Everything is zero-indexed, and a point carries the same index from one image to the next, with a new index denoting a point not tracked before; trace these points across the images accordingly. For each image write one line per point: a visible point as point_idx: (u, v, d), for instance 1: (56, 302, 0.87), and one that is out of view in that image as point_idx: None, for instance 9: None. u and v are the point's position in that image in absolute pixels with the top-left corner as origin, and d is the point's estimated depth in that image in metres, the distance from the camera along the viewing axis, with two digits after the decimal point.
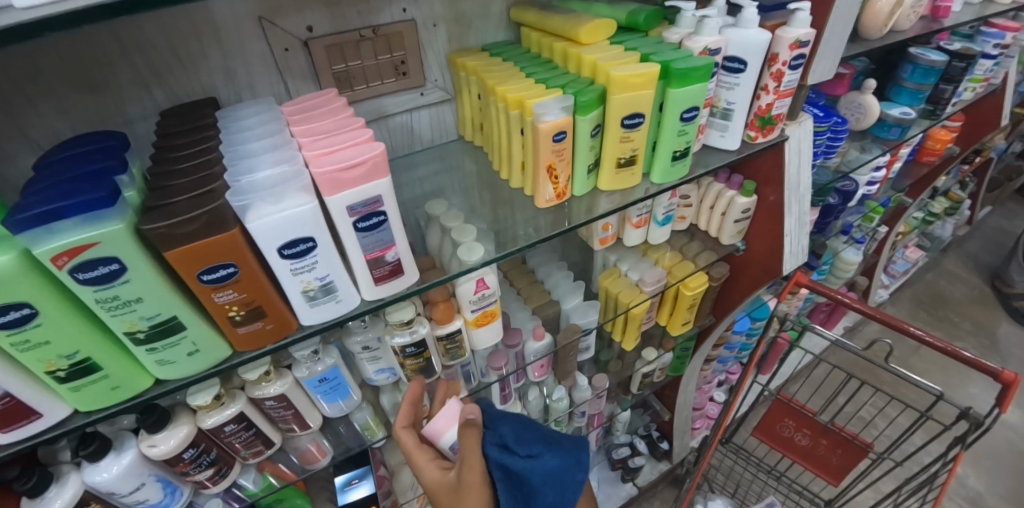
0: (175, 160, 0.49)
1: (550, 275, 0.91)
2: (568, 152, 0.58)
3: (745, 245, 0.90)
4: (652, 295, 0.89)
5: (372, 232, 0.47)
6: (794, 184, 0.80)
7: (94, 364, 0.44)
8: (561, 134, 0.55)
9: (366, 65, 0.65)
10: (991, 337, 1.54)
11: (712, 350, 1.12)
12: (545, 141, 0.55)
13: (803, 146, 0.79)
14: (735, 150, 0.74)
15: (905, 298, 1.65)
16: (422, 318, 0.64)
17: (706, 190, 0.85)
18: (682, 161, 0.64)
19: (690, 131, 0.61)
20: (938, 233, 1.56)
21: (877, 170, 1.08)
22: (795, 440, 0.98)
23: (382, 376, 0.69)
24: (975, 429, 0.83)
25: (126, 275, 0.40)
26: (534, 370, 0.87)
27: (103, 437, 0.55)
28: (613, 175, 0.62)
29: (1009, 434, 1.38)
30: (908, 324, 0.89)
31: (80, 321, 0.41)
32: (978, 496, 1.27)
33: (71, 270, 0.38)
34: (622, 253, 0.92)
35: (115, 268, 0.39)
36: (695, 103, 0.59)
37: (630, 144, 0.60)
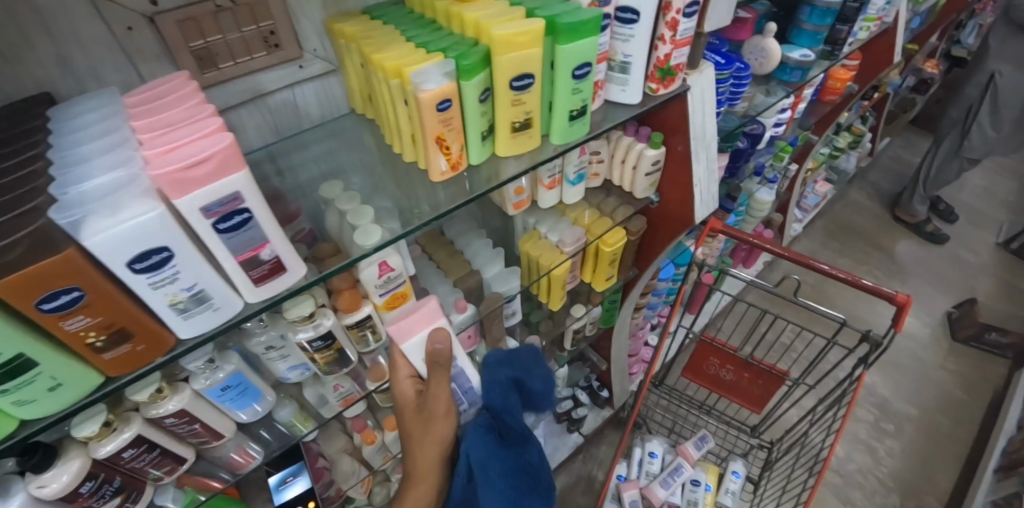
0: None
1: (469, 244, 0.91)
2: (457, 121, 0.55)
3: (659, 196, 0.92)
4: (571, 255, 0.90)
5: (238, 232, 0.43)
6: (699, 132, 0.81)
7: None
8: (445, 102, 0.52)
9: (230, 39, 0.58)
10: (891, 258, 1.69)
11: (641, 297, 1.16)
12: (428, 111, 0.51)
13: (705, 96, 0.80)
14: (638, 103, 0.73)
15: (818, 230, 1.77)
16: (326, 310, 0.61)
17: (616, 144, 0.86)
18: (581, 121, 0.62)
19: (585, 88, 0.59)
20: (844, 166, 1.66)
21: (783, 111, 1.14)
22: (721, 376, 1.05)
23: (295, 373, 0.67)
24: (874, 350, 0.90)
25: None
26: (462, 342, 0.88)
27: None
28: (510, 140, 0.60)
29: (911, 343, 1.53)
30: (815, 260, 0.95)
31: None
32: (885, 401, 1.43)
33: None
34: (540, 215, 0.92)
35: None
36: (586, 59, 0.56)
37: (523, 108, 0.57)
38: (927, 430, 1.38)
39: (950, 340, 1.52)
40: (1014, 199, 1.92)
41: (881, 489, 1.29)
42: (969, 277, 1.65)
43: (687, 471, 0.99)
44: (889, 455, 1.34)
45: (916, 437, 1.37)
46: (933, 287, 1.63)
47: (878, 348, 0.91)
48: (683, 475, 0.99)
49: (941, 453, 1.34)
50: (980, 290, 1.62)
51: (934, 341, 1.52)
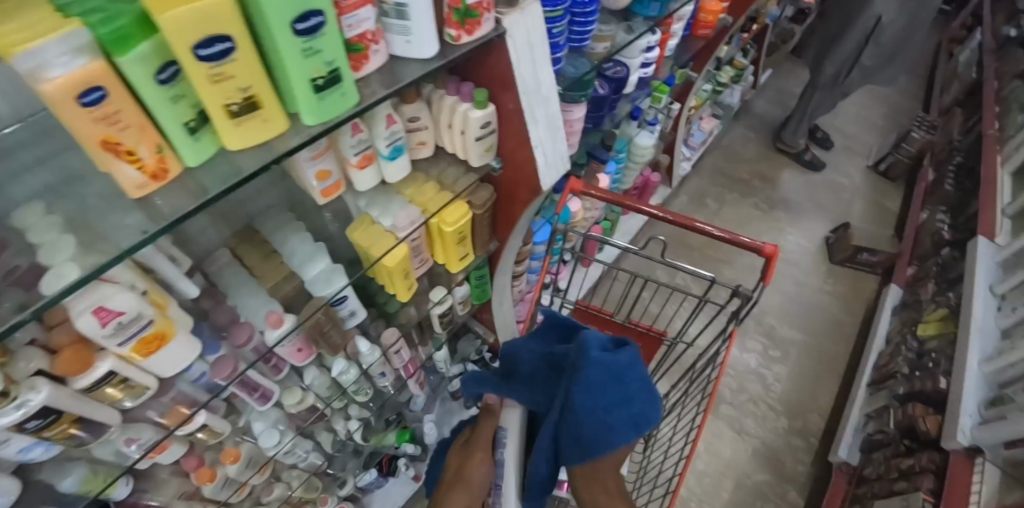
0: None
1: (286, 240, 0.77)
2: (130, 114, 0.39)
3: (501, 162, 0.79)
4: (407, 238, 0.80)
5: None
6: (530, 85, 0.69)
7: None
8: (93, 91, 0.36)
9: None
10: (775, 188, 1.73)
11: (516, 265, 1.10)
12: (66, 108, 0.35)
13: (535, 39, 0.66)
14: (436, 56, 0.59)
15: (707, 167, 1.76)
16: (35, 379, 0.47)
17: (439, 105, 0.72)
18: (336, 91, 0.49)
19: (324, 48, 0.45)
20: (728, 101, 1.63)
21: (648, 51, 1.05)
22: (601, 342, 1.00)
23: (37, 452, 0.52)
24: (743, 304, 0.88)
25: None
26: (291, 356, 0.79)
27: None
28: (234, 127, 0.46)
29: (794, 270, 1.58)
30: (700, 222, 0.89)
31: None
32: (773, 329, 1.48)
33: None
34: (371, 196, 0.79)
35: None
36: (310, 7, 0.41)
37: (234, 83, 0.42)
38: (810, 351, 1.45)
39: (829, 264, 1.59)
40: (881, 122, 2.03)
41: (771, 414, 1.35)
42: (843, 201, 1.73)
43: None
44: (777, 380, 1.40)
45: (801, 359, 1.44)
46: (813, 214, 1.69)
47: (749, 302, 0.88)
48: None
49: (822, 371, 1.42)
50: (853, 213, 1.70)
51: (815, 266, 1.59)
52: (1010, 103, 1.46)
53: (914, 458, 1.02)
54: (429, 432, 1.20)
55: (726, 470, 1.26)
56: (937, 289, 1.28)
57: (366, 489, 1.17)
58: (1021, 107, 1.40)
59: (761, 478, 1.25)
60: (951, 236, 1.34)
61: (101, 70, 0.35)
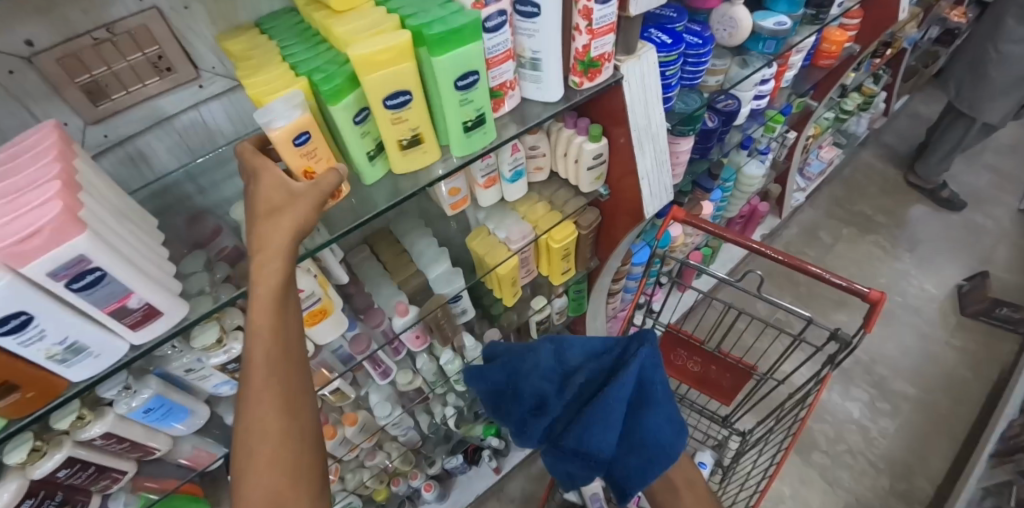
0: None
1: (415, 243, 0.89)
2: (321, 153, 0.52)
3: (608, 189, 0.87)
4: (519, 250, 0.88)
5: (96, 288, 0.44)
6: (642, 124, 0.76)
7: None
8: (302, 135, 0.49)
9: (117, 68, 0.58)
10: (905, 227, 1.59)
11: (613, 283, 1.16)
12: (284, 147, 0.48)
13: (649, 83, 0.74)
14: (561, 99, 0.68)
15: (824, 197, 1.66)
16: (239, 333, 0.62)
17: (557, 137, 0.80)
18: (480, 131, 0.59)
19: (477, 99, 0.55)
20: (853, 129, 1.54)
21: (763, 83, 1.05)
22: (689, 367, 1.03)
23: (226, 388, 0.68)
24: (842, 350, 0.85)
25: None
26: (410, 341, 0.89)
27: None
28: (403, 158, 0.57)
29: (916, 318, 1.44)
30: (808, 263, 0.88)
31: None
32: (883, 379, 1.38)
33: None
34: (489, 210, 0.89)
35: None
36: (471, 67, 0.52)
37: (407, 124, 0.54)
38: (925, 409, 1.33)
39: (958, 315, 1.43)
40: None
41: (871, 470, 1.28)
42: (984, 246, 1.53)
43: None
44: (882, 435, 1.32)
45: (912, 417, 1.33)
46: (946, 258, 1.52)
47: (847, 348, 0.85)
48: None
49: (935, 434, 1.30)
50: (995, 261, 1.50)
51: (942, 316, 1.44)
52: None
53: None
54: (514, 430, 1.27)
55: None
56: None
57: (451, 472, 1.27)
58: None
59: None
60: None
61: (305, 120, 0.49)
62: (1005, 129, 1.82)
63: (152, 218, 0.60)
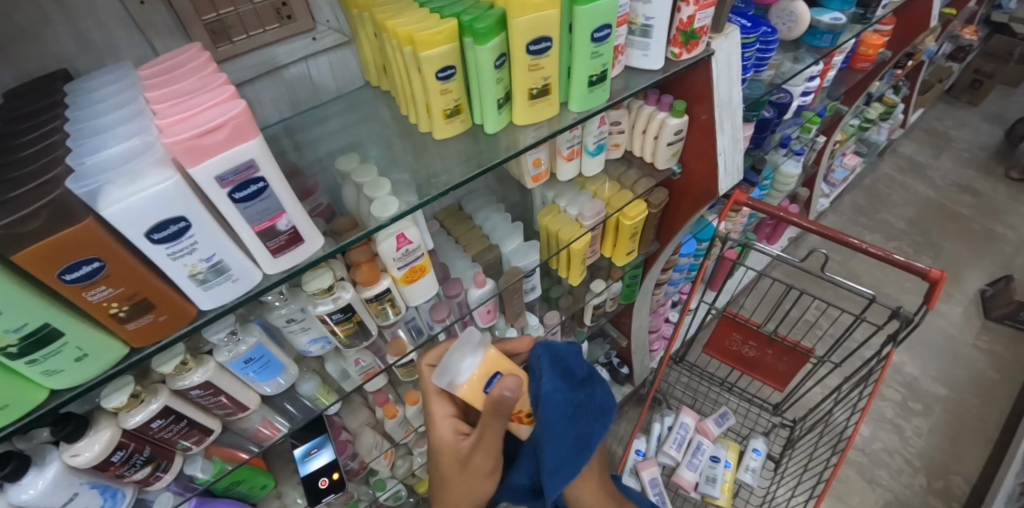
0: (9, 165, 0.39)
1: (487, 218, 0.89)
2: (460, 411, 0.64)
3: (681, 167, 0.89)
4: (591, 228, 0.88)
5: (254, 202, 0.43)
6: (724, 101, 0.78)
7: (53, 330, 0.40)
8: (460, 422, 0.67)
9: (242, 11, 0.58)
10: (927, 235, 1.65)
11: (661, 273, 1.16)
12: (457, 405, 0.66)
13: (732, 61, 0.77)
14: (660, 69, 0.70)
15: (845, 206, 1.73)
16: (345, 283, 0.62)
17: (637, 113, 0.82)
18: (601, 87, 0.60)
19: (605, 52, 0.57)
20: (874, 138, 1.62)
21: (811, 80, 1.09)
22: (743, 352, 1.03)
23: (317, 346, 0.67)
24: (905, 327, 0.87)
25: (111, 271, 0.39)
26: (482, 317, 0.87)
27: (80, 418, 0.53)
28: (527, 108, 0.58)
29: (941, 322, 1.50)
30: (847, 234, 0.91)
31: (25, 297, 0.37)
32: (913, 380, 1.42)
33: (56, 272, 0.37)
34: (560, 189, 0.89)
35: (99, 265, 0.38)
36: (606, 20, 0.54)
37: (541, 73, 0.55)
38: (956, 409, 1.36)
39: (983, 319, 1.49)
40: None
41: (907, 468, 1.29)
42: (1004, 253, 1.59)
43: (708, 449, 0.99)
44: (916, 434, 1.34)
45: (944, 417, 1.36)
46: (967, 264, 1.58)
47: (909, 324, 0.87)
48: (704, 452, 0.99)
49: (968, 434, 1.32)
50: (1015, 268, 1.56)
51: (967, 320, 1.49)
52: None
53: None
54: None
55: None
56: None
57: None
58: None
59: None
60: None
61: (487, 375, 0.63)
62: None
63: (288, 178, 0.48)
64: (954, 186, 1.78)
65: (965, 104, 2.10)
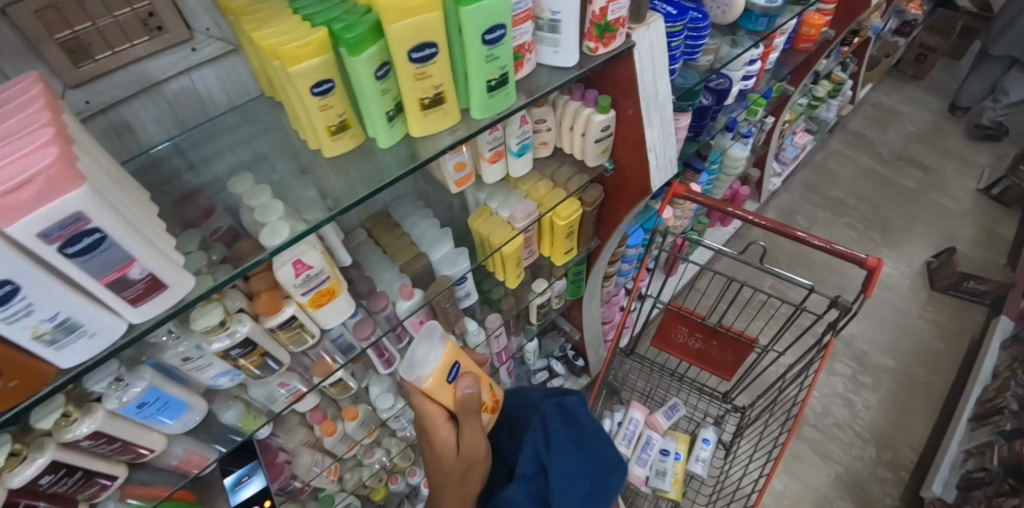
0: None
1: (415, 224, 0.86)
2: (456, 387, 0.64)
3: (613, 163, 0.86)
4: (524, 230, 0.86)
5: (94, 254, 0.38)
6: (650, 94, 0.75)
7: None
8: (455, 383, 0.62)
9: (103, 25, 0.52)
10: (877, 210, 1.67)
11: (608, 265, 1.15)
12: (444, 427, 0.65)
13: (657, 55, 0.74)
14: (576, 65, 0.66)
15: (797, 183, 1.74)
16: (242, 315, 0.58)
17: (563, 109, 0.79)
18: (502, 92, 0.56)
19: (501, 55, 0.52)
20: (824, 116, 1.62)
21: (751, 63, 1.07)
22: (690, 344, 1.02)
23: (225, 379, 0.64)
24: (843, 316, 0.87)
25: None
26: (414, 327, 0.86)
27: None
28: (421, 119, 0.54)
29: (890, 295, 1.53)
30: (793, 228, 0.89)
31: None
32: (863, 354, 1.45)
33: None
34: (490, 190, 0.86)
35: None
36: (498, 21, 0.49)
37: (430, 81, 0.51)
38: (903, 380, 1.40)
39: (929, 290, 1.52)
40: (996, 144, 1.90)
41: (858, 441, 1.32)
42: (949, 225, 1.63)
43: (657, 442, 1.00)
44: (866, 407, 1.37)
45: (893, 388, 1.39)
46: (914, 237, 1.61)
47: (848, 313, 0.86)
48: (654, 446, 1.00)
49: (916, 403, 1.36)
50: (959, 239, 1.60)
51: (914, 291, 1.52)
52: None
53: (1020, 498, 0.97)
54: None
55: (808, 493, 1.25)
56: None
57: None
58: None
59: (843, 504, 1.24)
60: None
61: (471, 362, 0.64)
62: (960, 121, 1.96)
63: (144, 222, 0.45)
64: (902, 159, 1.81)
65: (910, 78, 2.14)
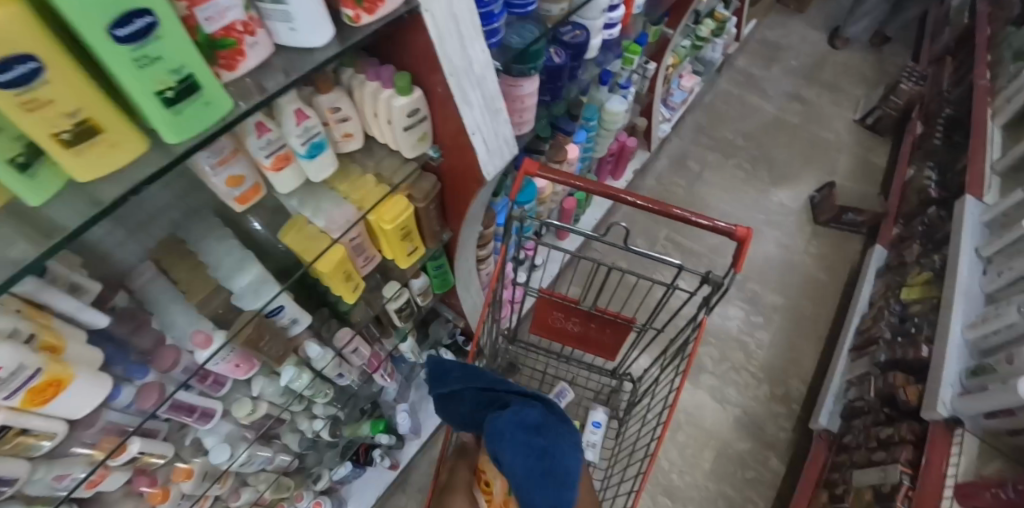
0: None
1: (210, 248, 0.71)
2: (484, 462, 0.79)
3: (440, 151, 0.72)
4: (344, 238, 0.73)
5: None
6: (461, 67, 0.59)
7: None
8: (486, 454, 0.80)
9: None
10: (763, 150, 1.69)
11: (479, 248, 1.05)
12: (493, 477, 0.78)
13: (461, 13, 0.55)
14: (331, 43, 0.50)
15: (688, 127, 1.71)
16: None
17: (361, 92, 0.63)
18: (196, 99, 0.42)
19: (165, 54, 0.37)
20: (709, 57, 1.55)
21: (612, 10, 0.94)
22: (569, 329, 0.96)
23: None
24: (714, 292, 0.82)
25: None
26: (230, 370, 0.76)
27: None
28: (75, 158, 0.38)
29: (778, 233, 1.55)
30: (672, 206, 0.81)
31: None
32: (756, 295, 1.47)
33: None
34: (299, 195, 0.71)
35: None
36: (132, 8, 0.33)
37: (59, 109, 0.35)
38: (792, 315, 1.44)
39: (813, 225, 1.56)
40: (870, 73, 1.95)
41: (752, 381, 1.36)
42: (828, 158, 1.70)
43: None
44: (759, 347, 1.40)
45: (783, 324, 1.43)
46: (797, 174, 1.65)
47: (719, 289, 0.80)
48: None
49: (804, 336, 1.42)
50: (838, 172, 1.67)
51: (799, 227, 1.56)
52: (1002, 52, 1.40)
53: (894, 428, 1.01)
54: (404, 422, 1.20)
55: (708, 439, 1.29)
56: (922, 251, 1.26)
57: (342, 480, 1.18)
58: (1015, 55, 1.33)
59: (740, 445, 1.28)
60: (938, 195, 1.31)
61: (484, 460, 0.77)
62: (837, 51, 2.01)
63: None
64: (786, 96, 1.84)
65: (792, 12, 2.14)
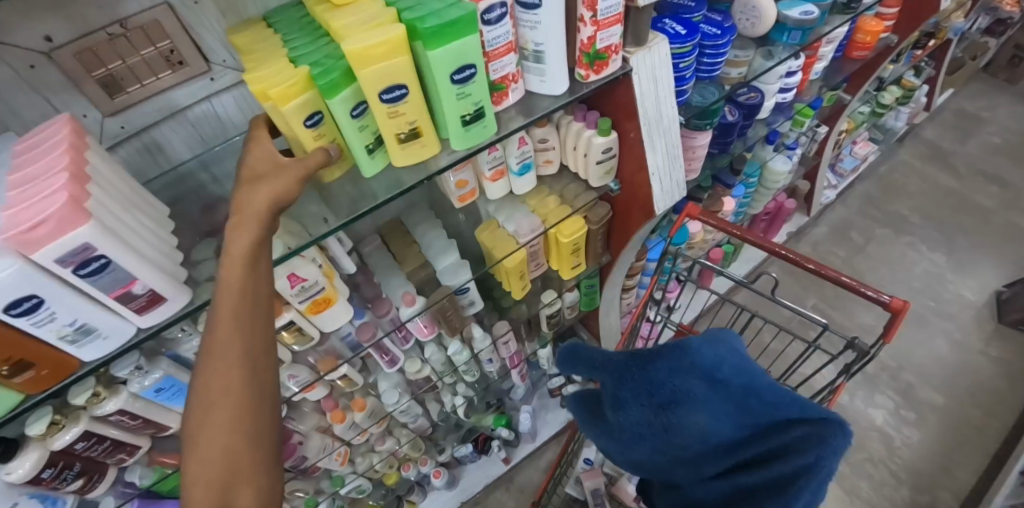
0: None
1: (424, 233, 0.90)
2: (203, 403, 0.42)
3: (619, 185, 0.86)
4: (528, 245, 0.88)
5: (102, 274, 0.45)
6: (653, 120, 0.73)
7: None
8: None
9: (131, 62, 0.57)
10: (945, 232, 1.54)
11: (628, 278, 1.16)
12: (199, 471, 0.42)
13: (661, 76, 0.69)
14: (566, 93, 0.66)
15: (856, 197, 1.63)
16: None
17: (566, 130, 0.79)
18: (479, 124, 0.58)
19: (474, 92, 0.54)
20: (891, 124, 1.51)
21: (789, 76, 0.99)
22: None
23: None
24: (860, 359, 0.80)
25: None
26: (418, 329, 0.91)
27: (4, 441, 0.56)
28: (401, 151, 0.57)
29: (948, 325, 1.39)
30: (830, 268, 0.82)
31: None
32: (910, 387, 1.32)
33: None
34: (499, 202, 0.87)
35: None
36: (468, 61, 0.51)
37: (405, 118, 0.54)
38: (952, 419, 1.27)
39: (996, 323, 1.38)
40: None
41: (891, 481, 1.21)
42: None
43: None
44: (906, 445, 1.25)
45: (940, 427, 1.27)
46: (984, 264, 1.48)
47: (863, 358, 0.79)
48: None
49: (963, 445, 1.24)
50: None
51: (978, 323, 1.39)
52: None
53: None
54: (524, 421, 1.32)
55: None
56: None
57: (460, 460, 1.32)
58: None
59: None
60: None
61: None
62: None
63: (143, 242, 0.51)
64: (979, 177, 1.66)
65: (1001, 83, 1.92)
